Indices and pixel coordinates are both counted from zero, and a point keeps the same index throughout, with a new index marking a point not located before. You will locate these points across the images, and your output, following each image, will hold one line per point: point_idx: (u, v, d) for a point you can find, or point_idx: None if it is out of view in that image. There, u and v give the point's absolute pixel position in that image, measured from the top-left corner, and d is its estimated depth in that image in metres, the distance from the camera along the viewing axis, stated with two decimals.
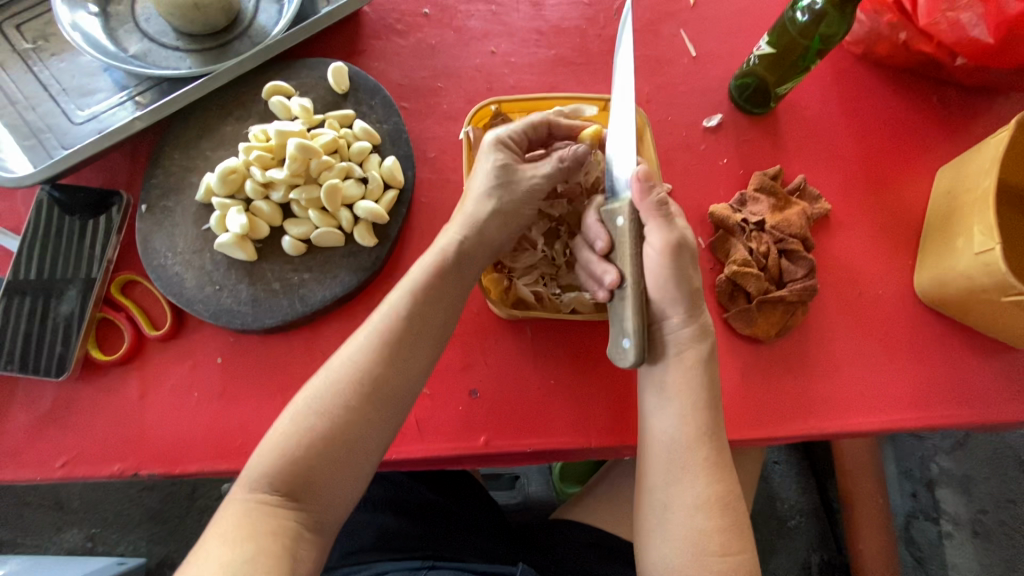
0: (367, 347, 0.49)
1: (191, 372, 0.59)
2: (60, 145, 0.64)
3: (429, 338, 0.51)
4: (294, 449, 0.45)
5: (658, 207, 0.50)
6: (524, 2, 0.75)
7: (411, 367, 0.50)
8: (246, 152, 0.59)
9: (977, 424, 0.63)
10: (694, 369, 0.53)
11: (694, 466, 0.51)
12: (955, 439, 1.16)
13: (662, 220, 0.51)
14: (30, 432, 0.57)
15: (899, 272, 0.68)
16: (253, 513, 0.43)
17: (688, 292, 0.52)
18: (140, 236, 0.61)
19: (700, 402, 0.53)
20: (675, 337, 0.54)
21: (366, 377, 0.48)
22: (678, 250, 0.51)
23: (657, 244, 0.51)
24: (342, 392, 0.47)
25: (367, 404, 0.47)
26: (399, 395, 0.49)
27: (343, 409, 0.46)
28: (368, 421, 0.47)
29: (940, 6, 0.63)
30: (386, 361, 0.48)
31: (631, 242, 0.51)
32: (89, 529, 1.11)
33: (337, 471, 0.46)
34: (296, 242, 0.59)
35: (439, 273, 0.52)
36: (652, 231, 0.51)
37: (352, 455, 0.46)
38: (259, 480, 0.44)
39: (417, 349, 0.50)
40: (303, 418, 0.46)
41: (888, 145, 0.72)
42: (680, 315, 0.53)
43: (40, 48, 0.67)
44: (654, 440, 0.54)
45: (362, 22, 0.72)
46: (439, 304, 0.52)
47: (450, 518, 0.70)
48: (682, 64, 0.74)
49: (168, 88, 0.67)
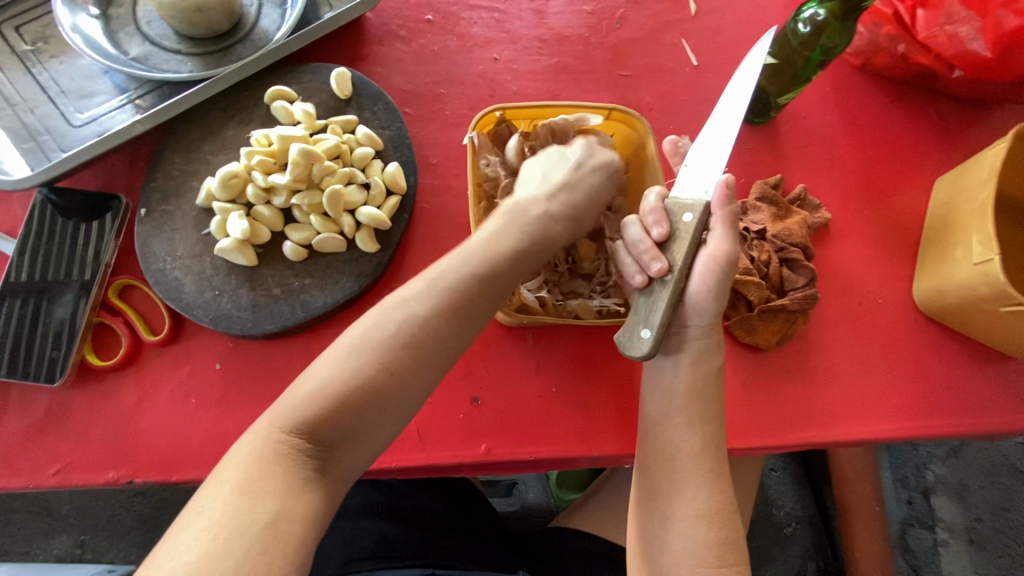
0: (425, 299, 0.44)
1: (189, 378, 0.58)
2: (57, 148, 0.63)
3: (489, 308, 0.47)
4: (318, 399, 0.41)
5: (734, 218, 0.52)
6: (527, 10, 0.75)
7: (458, 331, 0.45)
8: (248, 157, 0.58)
9: (975, 433, 0.64)
10: (701, 379, 0.54)
11: (697, 476, 0.51)
12: (950, 446, 1.17)
13: (733, 232, 0.53)
14: (22, 439, 0.56)
15: (898, 282, 0.68)
16: (264, 470, 0.39)
17: (721, 305, 0.54)
18: (139, 240, 0.60)
19: (706, 413, 0.53)
20: (693, 343, 0.54)
21: (415, 332, 0.43)
22: (730, 265, 0.53)
23: (714, 253, 0.52)
24: (379, 345, 0.42)
25: (409, 361, 0.43)
26: (441, 357, 0.44)
27: (379, 363, 0.42)
28: (400, 393, 0.42)
29: (939, 19, 0.65)
30: (441, 320, 0.44)
31: (694, 242, 0.51)
32: (78, 535, 1.10)
33: (357, 430, 0.42)
34: (297, 248, 0.59)
35: (482, 252, 0.47)
36: (714, 239, 0.53)
37: (375, 415, 0.42)
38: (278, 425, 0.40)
39: (473, 311, 0.46)
40: (335, 365, 0.42)
41: (887, 156, 0.72)
42: (704, 323, 0.54)
43: (40, 49, 0.67)
44: (658, 449, 0.53)
45: (365, 28, 0.72)
46: (508, 268, 0.48)
47: (448, 526, 0.69)
48: (684, 73, 0.74)
49: (169, 92, 0.66)
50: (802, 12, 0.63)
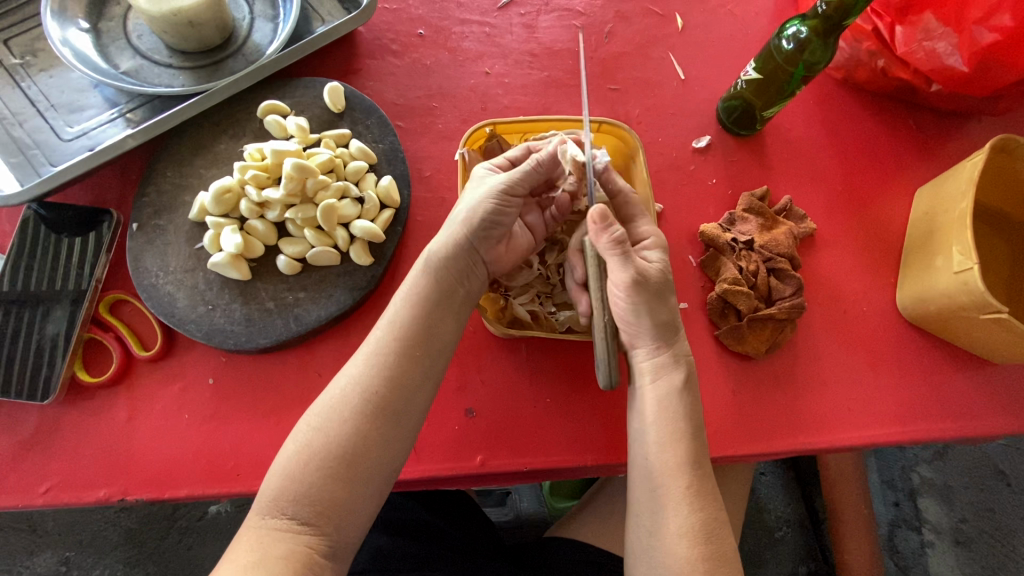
0: (366, 364, 0.50)
1: (181, 394, 0.58)
2: (47, 162, 0.63)
3: (446, 339, 0.53)
4: (299, 469, 0.45)
5: (616, 245, 0.51)
6: (518, 24, 0.76)
7: (411, 383, 0.50)
8: (242, 172, 0.59)
9: (959, 437, 0.65)
10: (668, 396, 0.54)
11: (676, 494, 0.50)
12: (935, 448, 1.19)
13: (621, 256, 0.51)
14: (10, 458, 0.55)
15: (882, 290, 0.70)
16: (267, 538, 0.43)
17: (657, 325, 0.54)
18: (130, 255, 0.60)
19: (681, 429, 0.52)
20: (645, 366, 0.55)
21: (365, 395, 0.48)
22: (640, 287, 0.52)
23: (619, 282, 0.52)
24: (340, 411, 0.48)
25: (371, 419, 0.47)
26: (401, 412, 0.49)
27: (344, 425, 0.47)
28: (376, 438, 0.47)
29: (916, 36, 0.66)
30: (387, 376, 0.49)
31: (596, 275, 0.54)
32: (64, 552, 1.08)
33: (340, 489, 0.45)
34: (291, 261, 0.59)
35: (428, 290, 0.52)
36: (613, 267, 0.52)
37: (358, 472, 0.46)
38: (270, 506, 0.45)
39: (413, 364, 0.50)
40: (304, 436, 0.47)
41: (869, 167, 0.74)
42: (646, 346, 0.55)
43: (29, 63, 0.67)
44: (637, 468, 0.54)
45: (357, 42, 0.73)
46: (440, 320, 0.52)
47: (444, 538, 0.69)
48: (671, 87, 0.76)
49: (161, 106, 0.66)
50: (785, 29, 0.64)
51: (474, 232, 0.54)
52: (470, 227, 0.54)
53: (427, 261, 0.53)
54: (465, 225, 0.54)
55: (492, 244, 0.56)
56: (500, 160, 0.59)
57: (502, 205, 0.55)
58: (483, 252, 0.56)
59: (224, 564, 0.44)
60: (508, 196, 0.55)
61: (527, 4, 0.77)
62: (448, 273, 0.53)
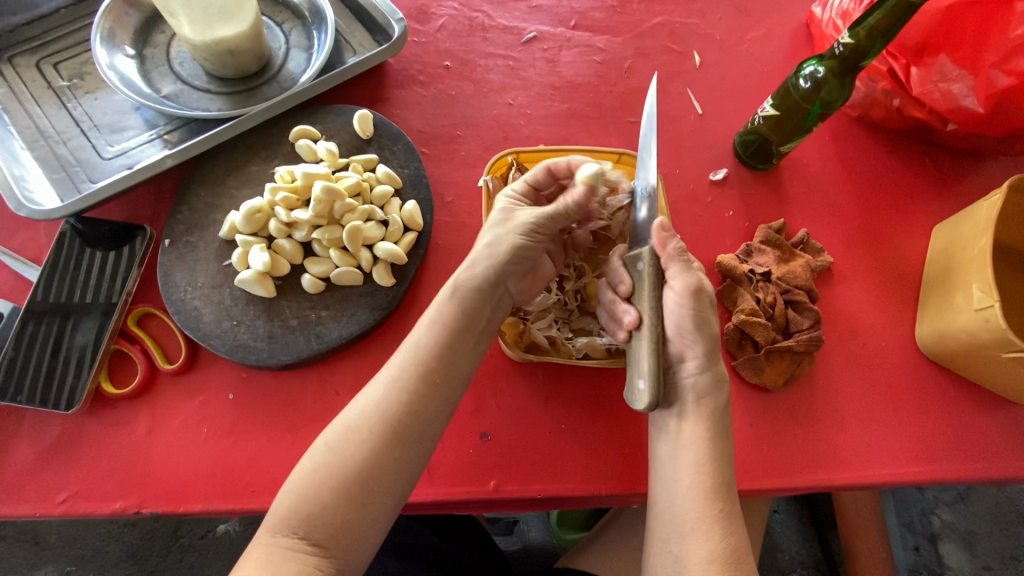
0: (387, 388, 0.50)
1: (201, 408, 0.58)
2: (87, 178, 0.65)
3: (460, 365, 0.53)
4: (313, 489, 0.46)
5: (678, 252, 0.53)
6: (541, 59, 0.79)
7: (427, 409, 0.50)
8: (273, 193, 0.61)
9: (983, 478, 0.64)
10: (711, 418, 0.53)
11: (706, 517, 0.50)
12: (956, 491, 1.16)
13: (683, 264, 0.53)
14: (29, 466, 0.56)
15: (900, 325, 0.70)
16: (278, 556, 0.44)
17: (708, 337, 0.54)
18: (161, 269, 0.61)
19: (714, 453, 0.52)
20: (691, 383, 0.54)
21: (383, 416, 0.49)
22: (698, 295, 0.53)
23: (677, 285, 0.53)
24: (356, 432, 0.48)
25: (388, 444, 0.48)
26: (415, 438, 0.49)
27: (361, 449, 0.48)
28: (390, 464, 0.48)
29: (931, 77, 0.67)
30: (406, 400, 0.50)
31: (651, 284, 0.53)
32: (64, 566, 1.07)
33: (349, 510, 0.46)
34: (316, 280, 0.60)
35: (452, 317, 0.53)
36: (673, 274, 0.53)
37: (370, 496, 0.47)
38: (280, 525, 0.45)
39: (431, 389, 0.51)
40: (325, 457, 0.48)
41: (885, 203, 0.75)
42: (696, 359, 0.54)
43: (76, 85, 0.70)
44: (662, 497, 0.53)
45: (386, 72, 0.76)
46: (460, 350, 0.53)
47: (451, 563, 0.68)
48: (689, 121, 0.78)
49: (197, 128, 0.69)
50: (802, 68, 0.66)
51: (502, 266, 0.55)
52: (493, 256, 0.55)
53: (453, 291, 0.54)
54: (489, 260, 0.55)
55: (519, 277, 0.57)
56: (523, 186, 0.59)
57: (529, 241, 0.55)
58: (510, 287, 0.57)
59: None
60: (536, 233, 0.55)
61: (550, 40, 0.80)
62: (472, 304, 0.54)
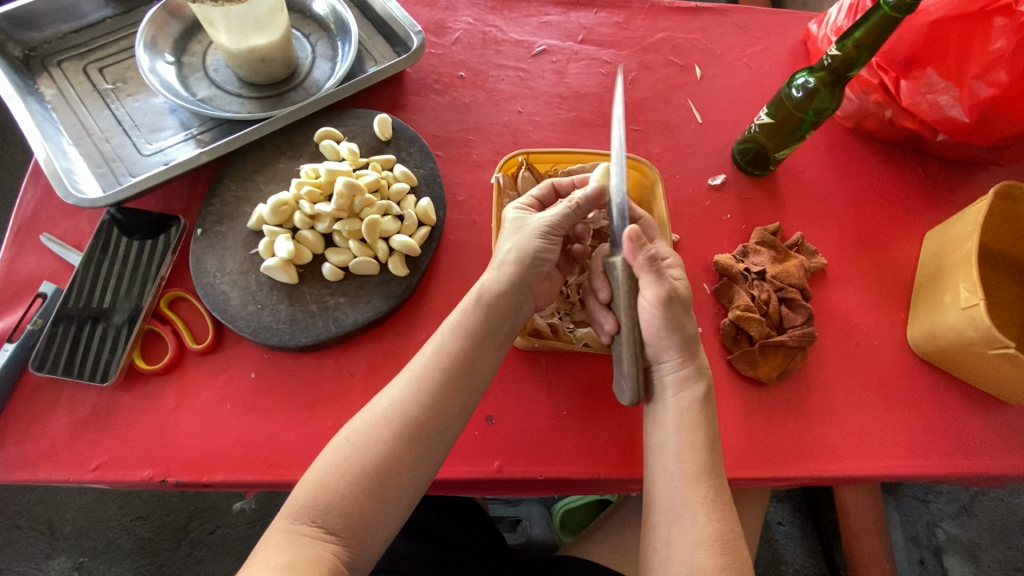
0: (408, 390, 0.54)
1: (226, 385, 0.62)
2: (128, 173, 0.71)
3: (480, 375, 0.57)
4: (333, 479, 0.49)
5: (648, 261, 0.54)
6: (549, 70, 0.84)
7: (447, 413, 0.54)
8: (298, 188, 0.65)
9: (974, 473, 0.66)
10: (689, 408, 0.56)
11: (693, 503, 0.53)
12: (960, 503, 1.16)
13: (653, 273, 0.55)
14: (65, 435, 0.60)
15: (892, 325, 0.72)
16: (295, 542, 0.46)
17: (682, 339, 0.56)
18: (193, 256, 0.66)
19: (697, 441, 0.55)
20: (670, 379, 0.57)
21: (403, 417, 0.52)
22: (670, 302, 0.55)
23: (650, 295, 0.55)
24: (377, 431, 0.52)
25: (406, 443, 0.51)
26: (434, 438, 0.53)
27: (380, 445, 0.51)
28: (409, 463, 0.51)
29: (920, 89, 0.71)
30: (427, 403, 0.53)
31: (626, 293, 0.54)
32: (77, 558, 1.10)
33: (365, 502, 0.49)
34: (335, 269, 0.65)
35: (474, 324, 0.57)
36: (644, 284, 0.55)
37: (388, 491, 0.50)
38: (300, 512, 0.48)
39: (452, 392, 0.54)
40: (343, 450, 0.51)
41: (878, 210, 0.78)
42: (673, 360, 0.57)
43: (119, 88, 0.76)
44: (652, 485, 0.56)
45: (404, 81, 0.81)
46: (483, 355, 0.57)
47: (457, 545, 0.71)
48: (689, 129, 0.82)
49: (229, 129, 0.75)
50: (794, 79, 0.70)
51: (526, 269, 0.59)
52: (515, 261, 0.59)
53: (478, 296, 0.58)
54: (515, 264, 0.59)
55: (541, 280, 0.61)
56: (529, 199, 0.64)
57: (546, 243, 0.60)
58: (533, 289, 0.61)
59: (250, 561, 0.47)
60: (550, 235, 0.60)
61: (559, 53, 0.85)
62: (497, 307, 0.58)
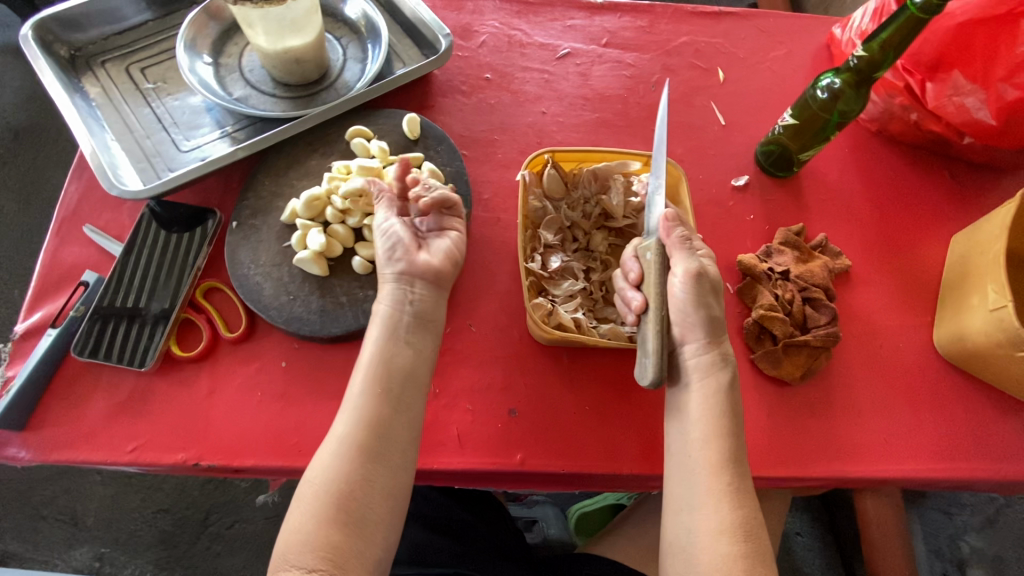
0: (346, 411, 0.55)
1: (257, 373, 0.64)
2: (166, 168, 0.73)
3: (401, 381, 0.56)
4: (304, 514, 0.51)
5: (681, 240, 0.58)
6: (573, 73, 0.85)
7: (386, 423, 0.54)
8: (330, 183, 0.68)
9: (1002, 479, 0.65)
10: (716, 395, 0.56)
11: (717, 491, 0.53)
12: (985, 516, 1.14)
13: (685, 251, 0.58)
14: (102, 418, 0.62)
15: (918, 328, 0.72)
16: None
17: (708, 321, 0.57)
18: (228, 248, 0.68)
19: (722, 427, 0.55)
20: (694, 363, 0.57)
21: (348, 439, 0.53)
22: (699, 280, 0.57)
23: (681, 270, 0.57)
24: (330, 457, 0.53)
25: (358, 462, 0.52)
26: (381, 450, 0.53)
27: (336, 470, 0.52)
28: (367, 483, 0.52)
29: (946, 91, 0.71)
30: (364, 420, 0.54)
31: (657, 271, 0.57)
32: (99, 548, 1.13)
33: (337, 530, 0.50)
34: (365, 262, 0.66)
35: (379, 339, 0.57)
36: (676, 261, 0.58)
37: (360, 521, 0.51)
38: (282, 558, 0.50)
39: (378, 402, 0.54)
40: (307, 485, 0.52)
41: (902, 212, 0.78)
42: (698, 341, 0.57)
43: (159, 87, 0.79)
44: (673, 474, 0.56)
45: (431, 82, 0.83)
46: (400, 361, 0.56)
47: (476, 538, 0.72)
48: (713, 131, 0.82)
49: (262, 127, 0.77)
50: (820, 81, 0.71)
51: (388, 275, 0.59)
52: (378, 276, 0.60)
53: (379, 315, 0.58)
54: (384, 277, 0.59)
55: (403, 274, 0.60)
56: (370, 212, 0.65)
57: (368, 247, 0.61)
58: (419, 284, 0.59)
59: None
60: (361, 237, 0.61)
61: (583, 56, 0.87)
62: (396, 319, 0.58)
